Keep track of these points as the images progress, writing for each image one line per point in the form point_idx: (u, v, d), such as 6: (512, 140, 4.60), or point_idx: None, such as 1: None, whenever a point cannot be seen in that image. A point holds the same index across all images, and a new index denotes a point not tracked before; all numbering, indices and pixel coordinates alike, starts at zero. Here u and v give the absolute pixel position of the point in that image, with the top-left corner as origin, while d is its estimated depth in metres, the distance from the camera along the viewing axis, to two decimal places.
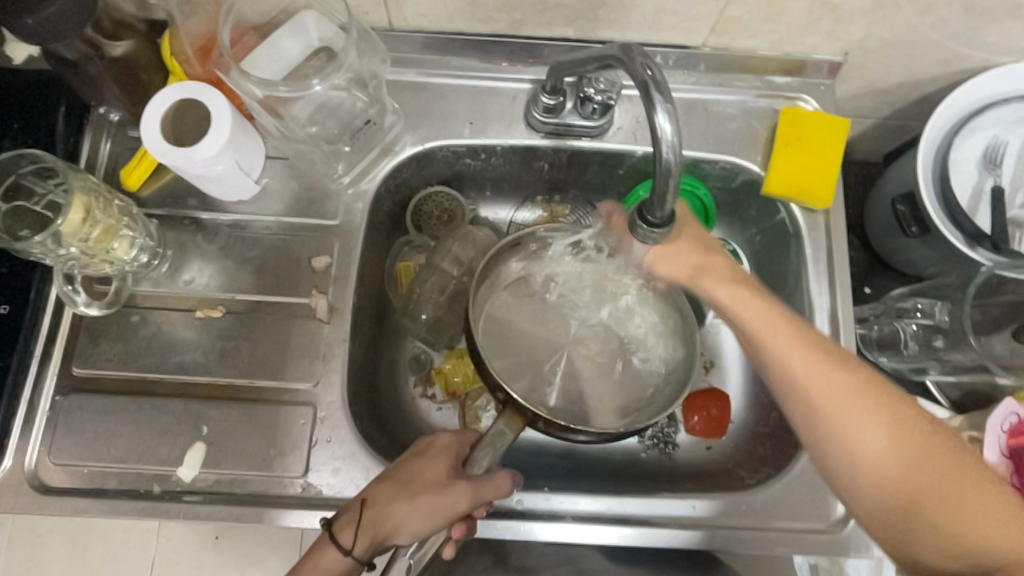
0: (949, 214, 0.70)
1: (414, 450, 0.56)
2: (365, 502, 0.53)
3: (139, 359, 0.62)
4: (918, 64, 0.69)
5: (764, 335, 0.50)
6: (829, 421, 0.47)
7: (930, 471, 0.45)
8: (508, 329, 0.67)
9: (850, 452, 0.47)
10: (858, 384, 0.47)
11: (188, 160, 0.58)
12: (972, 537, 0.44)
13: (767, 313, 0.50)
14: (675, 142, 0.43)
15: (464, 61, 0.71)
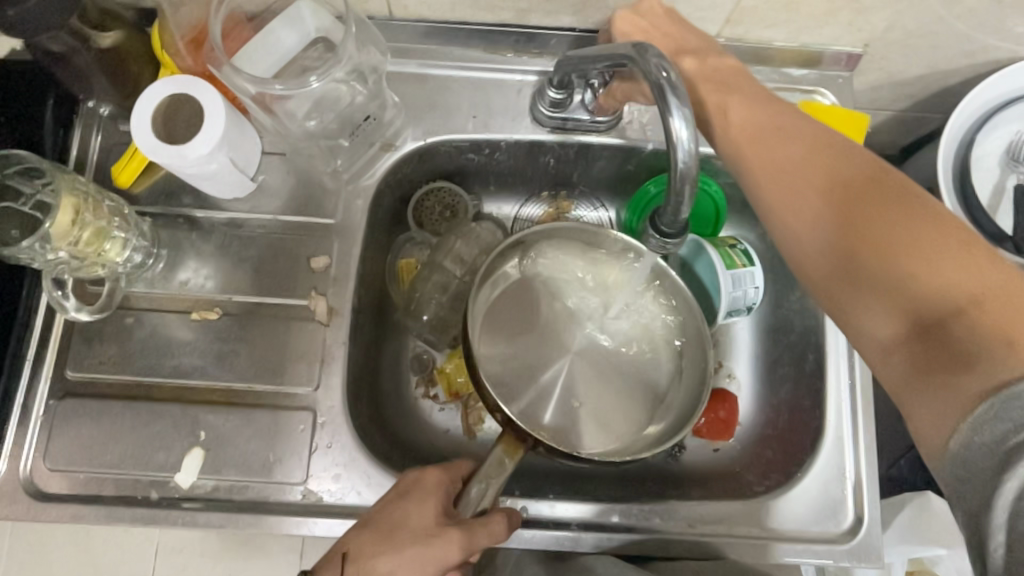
0: (969, 214, 0.67)
1: (397, 493, 0.52)
2: (346, 554, 0.49)
3: (134, 361, 0.61)
4: (942, 56, 0.66)
5: (759, 150, 0.51)
6: (780, 201, 0.48)
7: (888, 234, 0.42)
8: (506, 333, 0.65)
9: (800, 221, 0.47)
10: (814, 158, 0.48)
11: (181, 159, 0.55)
12: (965, 298, 0.38)
13: (733, 108, 0.54)
14: (693, 146, 0.41)
15: (466, 51, 0.68)
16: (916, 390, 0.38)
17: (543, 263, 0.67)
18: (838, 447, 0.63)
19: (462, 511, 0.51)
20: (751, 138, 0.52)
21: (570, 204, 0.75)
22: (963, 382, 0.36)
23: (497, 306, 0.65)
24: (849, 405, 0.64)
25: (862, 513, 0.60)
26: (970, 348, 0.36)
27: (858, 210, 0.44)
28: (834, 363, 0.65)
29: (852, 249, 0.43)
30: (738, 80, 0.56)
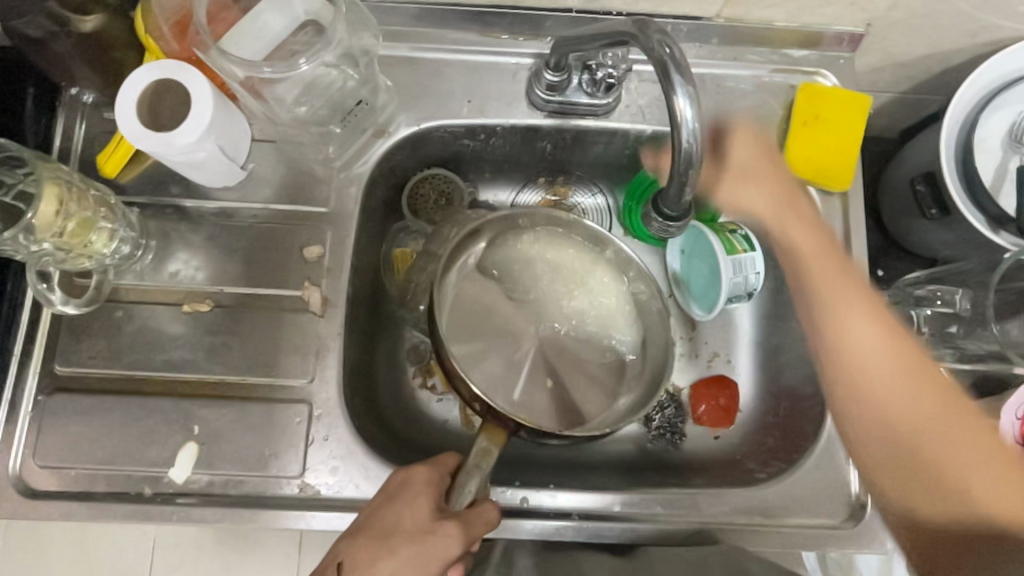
0: (972, 196, 0.67)
1: (385, 498, 0.51)
2: (341, 565, 0.48)
3: (124, 356, 0.59)
4: (944, 35, 0.65)
5: (829, 289, 0.54)
6: (839, 314, 0.54)
7: (915, 385, 0.51)
8: (474, 313, 0.64)
9: (876, 396, 0.52)
10: (884, 318, 0.53)
11: (168, 146, 0.54)
12: (964, 488, 0.49)
13: (768, 180, 0.58)
14: (697, 127, 0.40)
15: (460, 34, 0.66)
16: (901, 493, 0.52)
17: (513, 242, 0.66)
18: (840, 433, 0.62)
19: (453, 505, 0.50)
20: (821, 264, 0.55)
21: (567, 189, 0.75)
22: (949, 511, 0.50)
23: (463, 287, 0.64)
24: None
25: (865, 499, 0.60)
26: (951, 496, 0.50)
27: (923, 404, 0.51)
28: None
29: (941, 458, 0.50)
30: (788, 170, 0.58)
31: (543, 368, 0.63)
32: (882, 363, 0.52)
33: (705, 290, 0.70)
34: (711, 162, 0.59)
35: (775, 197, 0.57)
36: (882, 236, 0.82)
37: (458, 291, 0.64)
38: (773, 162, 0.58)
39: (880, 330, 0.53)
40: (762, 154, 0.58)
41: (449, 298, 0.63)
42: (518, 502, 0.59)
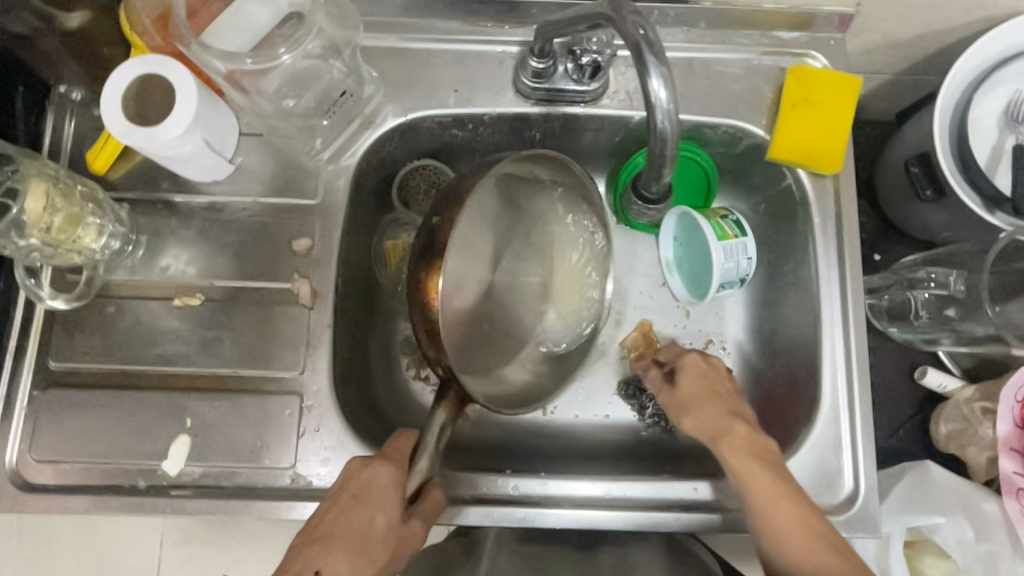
0: (967, 176, 0.66)
1: (351, 497, 0.50)
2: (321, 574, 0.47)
3: (117, 351, 0.60)
4: (937, 13, 0.64)
5: (760, 486, 0.50)
6: (762, 484, 0.50)
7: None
8: (463, 244, 0.57)
9: (768, 530, 0.49)
10: (777, 485, 0.50)
11: (153, 141, 0.54)
12: None
13: (703, 406, 0.56)
14: (671, 109, 0.41)
15: (446, 24, 0.66)
16: None
17: (515, 183, 0.63)
18: (834, 418, 0.61)
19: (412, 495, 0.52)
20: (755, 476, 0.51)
21: None
22: None
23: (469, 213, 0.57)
24: (844, 375, 0.62)
25: (860, 484, 0.59)
26: None
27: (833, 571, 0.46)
28: (831, 333, 0.63)
29: None
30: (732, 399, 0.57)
31: (476, 311, 0.60)
32: (797, 522, 0.48)
33: (699, 273, 0.70)
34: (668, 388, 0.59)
35: (700, 428, 0.56)
36: (879, 219, 0.81)
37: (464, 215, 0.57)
38: (722, 400, 0.56)
39: (783, 492, 0.50)
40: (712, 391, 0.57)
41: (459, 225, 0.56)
42: (508, 489, 0.59)
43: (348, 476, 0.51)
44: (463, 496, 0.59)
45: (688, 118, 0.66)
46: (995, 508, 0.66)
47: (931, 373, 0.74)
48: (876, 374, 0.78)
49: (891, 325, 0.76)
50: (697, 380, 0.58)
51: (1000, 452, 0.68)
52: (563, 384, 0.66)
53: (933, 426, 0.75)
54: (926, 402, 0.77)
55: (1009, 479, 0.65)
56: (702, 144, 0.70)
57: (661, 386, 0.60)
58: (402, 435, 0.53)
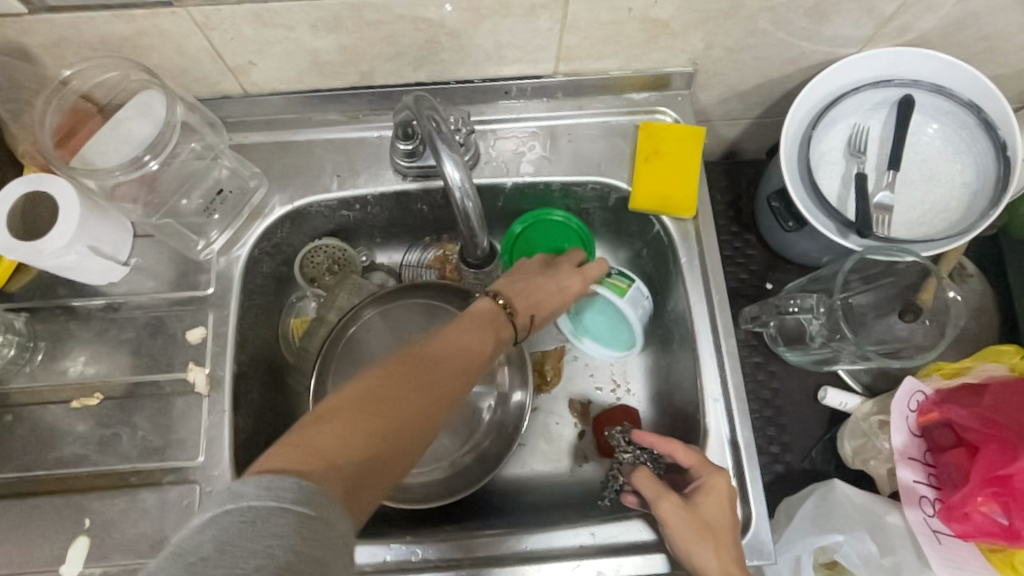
0: (819, 206, 0.70)
1: (541, 289, 0.64)
2: (534, 319, 0.63)
3: (17, 458, 0.61)
4: (767, 66, 0.71)
5: None
6: None
7: None
8: (368, 348, 0.72)
9: None
10: None
11: (37, 254, 0.57)
12: None
13: (721, 544, 0.54)
14: (464, 185, 0.50)
15: (326, 117, 0.72)
16: None
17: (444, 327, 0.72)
18: (719, 447, 0.63)
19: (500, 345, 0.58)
20: None
21: (454, 245, 0.79)
22: None
23: (383, 341, 0.72)
24: (724, 406, 0.64)
25: (751, 512, 0.60)
26: None
27: None
28: (708, 364, 0.66)
29: None
30: (719, 522, 0.55)
31: None
32: None
33: (618, 318, 0.73)
34: (682, 503, 0.57)
35: (709, 555, 0.54)
36: (766, 250, 0.86)
37: (382, 341, 0.72)
38: (719, 517, 0.55)
39: None
40: (725, 520, 0.55)
41: (353, 340, 0.72)
42: (410, 553, 0.60)
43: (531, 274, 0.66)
44: (364, 567, 0.60)
45: (556, 179, 0.72)
46: (898, 519, 0.68)
47: (831, 393, 0.78)
48: (781, 399, 0.81)
49: (786, 349, 0.79)
50: (723, 510, 0.56)
51: (901, 463, 0.70)
52: (436, 501, 0.67)
53: (840, 445, 0.77)
54: (832, 420, 0.80)
55: (912, 488, 0.68)
56: (578, 201, 0.75)
57: (671, 497, 0.57)
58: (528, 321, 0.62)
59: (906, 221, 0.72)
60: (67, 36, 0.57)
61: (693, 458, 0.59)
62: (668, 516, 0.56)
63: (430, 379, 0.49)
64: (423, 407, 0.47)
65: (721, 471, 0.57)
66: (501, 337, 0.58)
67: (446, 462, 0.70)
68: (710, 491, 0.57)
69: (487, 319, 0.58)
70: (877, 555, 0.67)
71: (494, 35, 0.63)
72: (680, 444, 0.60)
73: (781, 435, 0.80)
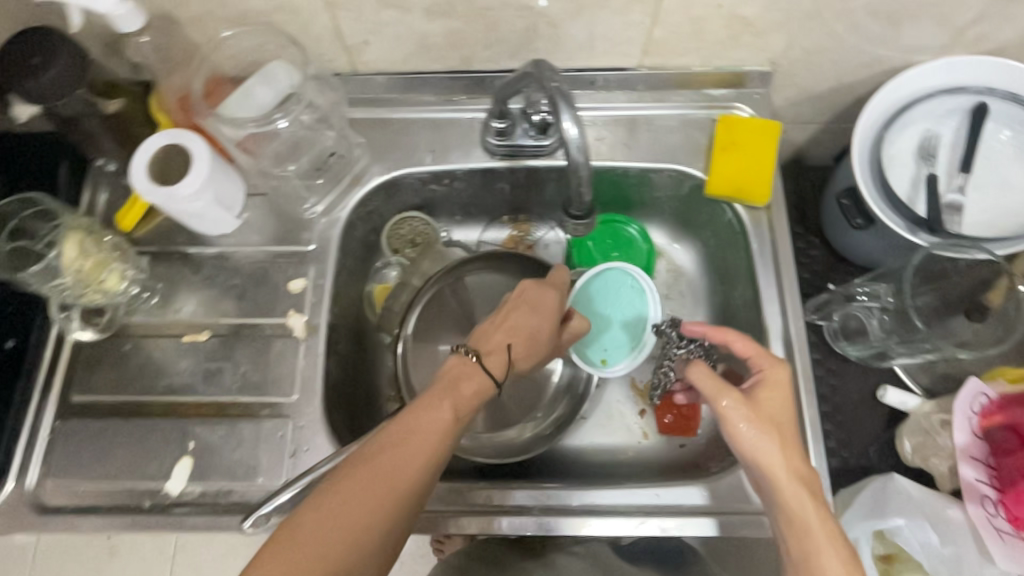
0: (890, 203, 0.73)
1: (523, 327, 0.61)
2: (511, 350, 0.60)
3: (132, 383, 0.67)
4: (842, 69, 0.75)
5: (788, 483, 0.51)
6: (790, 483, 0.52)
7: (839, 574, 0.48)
8: (449, 312, 0.77)
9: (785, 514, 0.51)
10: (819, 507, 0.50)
11: (173, 198, 0.64)
12: None
13: (783, 437, 0.53)
14: (580, 142, 0.56)
15: (423, 98, 0.78)
16: None
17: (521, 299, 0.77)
18: None
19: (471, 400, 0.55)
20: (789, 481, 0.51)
21: (529, 225, 0.84)
22: None
23: (464, 308, 0.77)
24: (790, 384, 0.68)
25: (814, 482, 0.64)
26: None
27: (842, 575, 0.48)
28: (774, 343, 0.69)
29: None
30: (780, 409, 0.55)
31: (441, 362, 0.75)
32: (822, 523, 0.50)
33: (636, 306, 0.75)
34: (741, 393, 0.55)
35: (772, 448, 0.53)
36: (829, 252, 0.88)
37: (463, 308, 0.77)
38: (779, 405, 0.55)
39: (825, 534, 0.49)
40: (784, 410, 0.55)
41: (435, 304, 0.77)
42: (487, 498, 0.64)
43: (513, 312, 0.62)
44: (441, 507, 0.64)
45: (634, 165, 0.76)
46: (959, 513, 0.69)
47: (891, 393, 0.78)
48: (840, 397, 0.81)
49: (846, 344, 0.81)
50: (782, 398, 0.56)
51: (961, 462, 0.71)
52: (510, 459, 0.71)
53: (898, 442, 0.78)
54: (892, 420, 0.80)
55: (973, 486, 0.69)
56: (652, 188, 0.79)
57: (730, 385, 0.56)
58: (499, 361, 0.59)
59: (978, 223, 0.73)
60: (216, 9, 0.64)
61: (755, 355, 0.59)
62: (726, 401, 0.55)
63: (381, 474, 0.48)
64: (379, 505, 0.47)
65: (780, 363, 0.58)
66: (466, 396, 0.55)
67: (518, 425, 0.74)
68: (771, 386, 0.56)
69: (450, 381, 0.56)
70: (938, 545, 0.69)
71: (589, 25, 0.68)
72: (738, 337, 0.60)
73: (838, 432, 0.80)
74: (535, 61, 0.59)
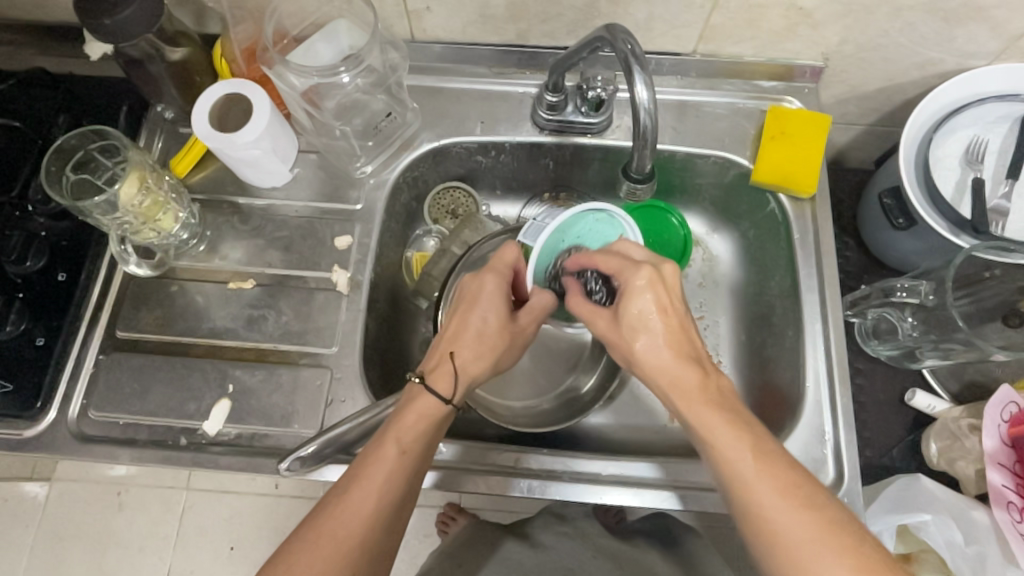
0: (933, 204, 0.73)
1: (468, 344, 0.59)
2: (455, 358, 0.58)
3: (175, 324, 0.69)
4: (896, 68, 0.75)
5: (681, 394, 0.53)
6: (679, 390, 0.53)
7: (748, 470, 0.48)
8: None
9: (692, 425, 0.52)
10: (710, 413, 0.51)
11: (230, 144, 0.65)
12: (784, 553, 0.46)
13: (673, 347, 0.54)
14: (651, 107, 0.57)
15: (476, 70, 0.79)
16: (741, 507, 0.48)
17: None
18: (816, 412, 0.67)
19: (419, 425, 0.54)
20: (679, 388, 0.53)
21: (569, 204, 0.83)
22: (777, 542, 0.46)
23: None
24: (825, 374, 0.68)
25: (843, 470, 0.64)
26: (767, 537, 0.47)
27: (757, 470, 0.48)
28: (812, 330, 0.70)
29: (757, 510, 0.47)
30: (665, 313, 0.55)
31: None
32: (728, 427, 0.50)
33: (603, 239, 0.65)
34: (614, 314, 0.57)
35: (660, 356, 0.54)
36: (864, 253, 0.88)
37: None
38: (655, 317, 0.55)
39: (729, 429, 0.50)
40: (664, 319, 0.55)
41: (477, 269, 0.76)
42: (517, 462, 0.65)
43: (457, 329, 0.60)
44: (470, 466, 0.65)
45: (681, 149, 0.77)
46: (983, 516, 0.69)
47: (919, 394, 0.78)
48: (865, 395, 0.81)
49: (877, 343, 0.81)
50: (637, 305, 0.55)
51: (989, 466, 0.70)
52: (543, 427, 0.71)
53: (925, 445, 0.77)
54: (918, 423, 0.80)
55: (999, 491, 0.68)
56: (696, 174, 0.80)
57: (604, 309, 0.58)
58: (446, 378, 0.57)
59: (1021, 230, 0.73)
60: None
61: (610, 269, 0.57)
62: (605, 328, 0.58)
63: (334, 525, 0.49)
64: (339, 558, 0.48)
65: (630, 267, 0.56)
66: (405, 424, 0.54)
67: (551, 397, 0.75)
68: (630, 296, 0.55)
69: (396, 413, 0.55)
70: (962, 544, 0.70)
71: (649, 7, 0.68)
72: (596, 257, 0.59)
73: (864, 431, 0.80)
74: (605, 27, 0.60)
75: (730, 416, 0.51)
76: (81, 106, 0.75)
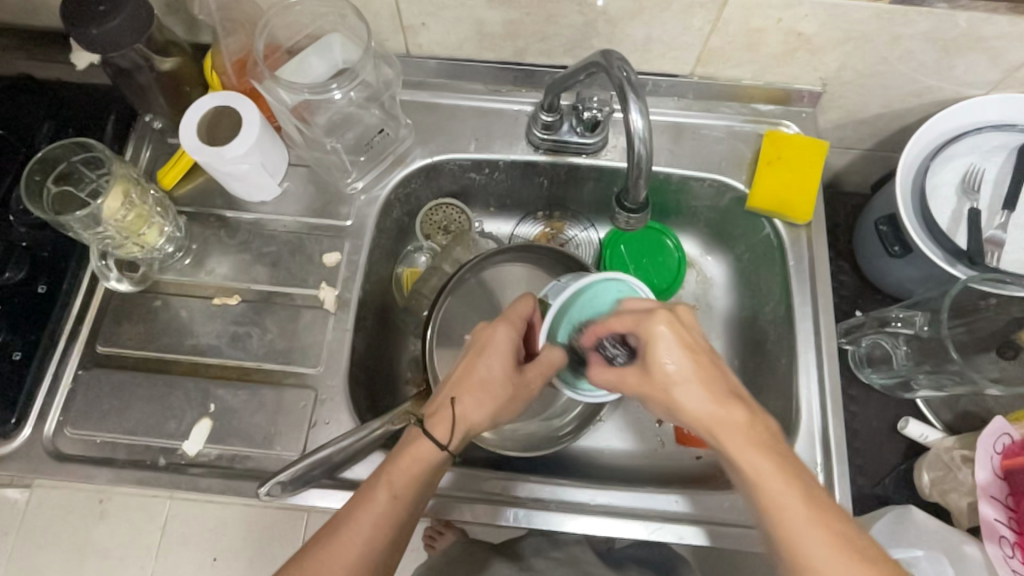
0: (930, 233, 0.72)
1: (471, 391, 0.57)
2: (456, 405, 0.56)
3: (157, 339, 0.67)
4: (892, 95, 0.75)
5: (729, 437, 0.48)
6: (724, 431, 0.49)
7: (798, 521, 0.45)
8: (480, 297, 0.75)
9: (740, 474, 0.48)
10: (761, 460, 0.47)
11: (218, 158, 0.64)
12: None
13: (711, 390, 0.49)
14: (646, 136, 0.56)
15: (471, 86, 0.78)
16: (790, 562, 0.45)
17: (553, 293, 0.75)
18: (809, 444, 0.66)
19: (414, 472, 0.53)
20: (725, 432, 0.49)
21: (562, 224, 0.84)
22: None
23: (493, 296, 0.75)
24: (816, 404, 0.67)
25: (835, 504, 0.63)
26: None
27: (810, 520, 0.45)
28: (806, 358, 0.69)
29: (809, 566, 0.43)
30: (698, 354, 0.50)
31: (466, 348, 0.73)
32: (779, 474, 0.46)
33: None
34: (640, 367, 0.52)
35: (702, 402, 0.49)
36: (859, 278, 0.87)
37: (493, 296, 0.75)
38: (690, 362, 0.50)
39: (779, 476, 0.46)
40: (699, 361, 0.50)
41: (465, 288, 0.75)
42: (503, 490, 0.64)
43: (461, 373, 0.58)
44: (454, 493, 0.63)
45: (676, 170, 0.76)
46: (975, 550, 0.68)
47: (912, 424, 0.77)
48: (858, 422, 0.81)
49: (872, 372, 0.80)
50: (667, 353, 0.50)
51: (981, 499, 0.68)
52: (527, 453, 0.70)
53: (917, 475, 0.76)
54: (910, 452, 0.79)
55: (992, 526, 0.66)
56: (691, 197, 0.79)
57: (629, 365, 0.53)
58: (444, 425, 0.55)
59: (1015, 261, 0.73)
60: None
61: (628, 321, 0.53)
62: (634, 384, 0.52)
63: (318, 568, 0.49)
64: None
65: (653, 315, 0.51)
66: (399, 471, 0.53)
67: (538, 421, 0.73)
68: (657, 347, 0.50)
69: (392, 454, 0.55)
70: None
71: (647, 27, 0.68)
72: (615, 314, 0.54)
73: (856, 459, 0.79)
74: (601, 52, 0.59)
75: (778, 461, 0.47)
76: (69, 115, 0.74)
